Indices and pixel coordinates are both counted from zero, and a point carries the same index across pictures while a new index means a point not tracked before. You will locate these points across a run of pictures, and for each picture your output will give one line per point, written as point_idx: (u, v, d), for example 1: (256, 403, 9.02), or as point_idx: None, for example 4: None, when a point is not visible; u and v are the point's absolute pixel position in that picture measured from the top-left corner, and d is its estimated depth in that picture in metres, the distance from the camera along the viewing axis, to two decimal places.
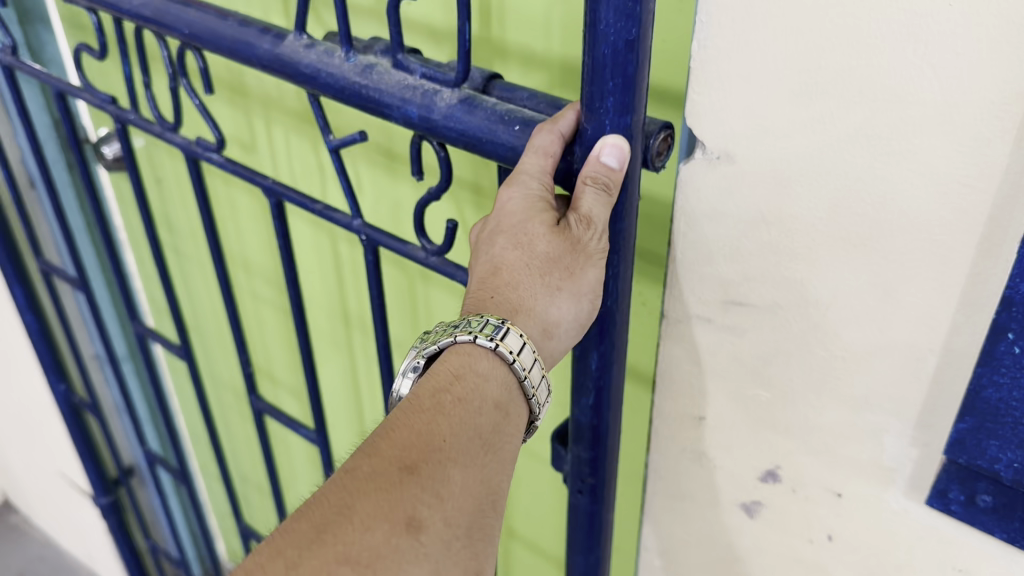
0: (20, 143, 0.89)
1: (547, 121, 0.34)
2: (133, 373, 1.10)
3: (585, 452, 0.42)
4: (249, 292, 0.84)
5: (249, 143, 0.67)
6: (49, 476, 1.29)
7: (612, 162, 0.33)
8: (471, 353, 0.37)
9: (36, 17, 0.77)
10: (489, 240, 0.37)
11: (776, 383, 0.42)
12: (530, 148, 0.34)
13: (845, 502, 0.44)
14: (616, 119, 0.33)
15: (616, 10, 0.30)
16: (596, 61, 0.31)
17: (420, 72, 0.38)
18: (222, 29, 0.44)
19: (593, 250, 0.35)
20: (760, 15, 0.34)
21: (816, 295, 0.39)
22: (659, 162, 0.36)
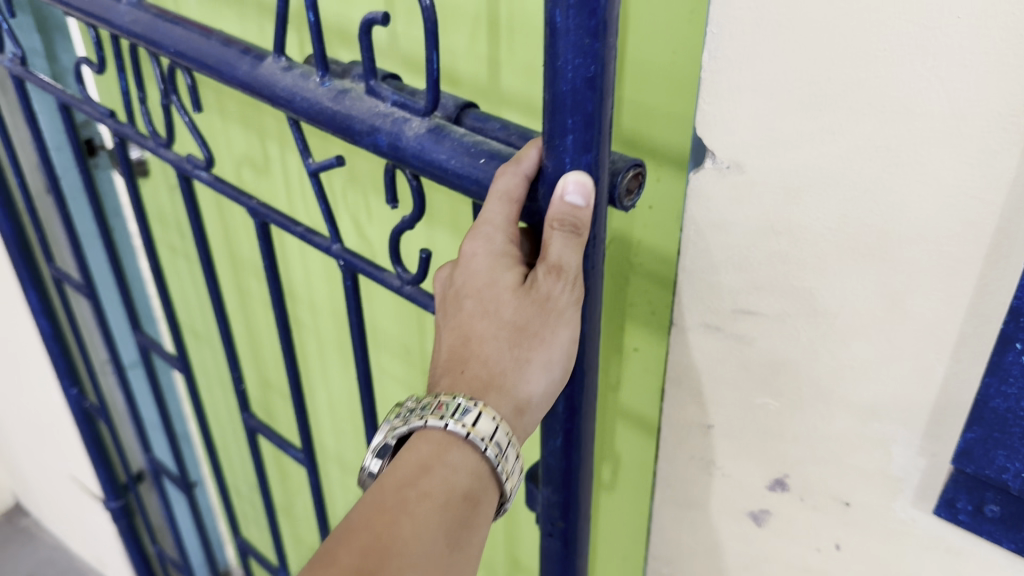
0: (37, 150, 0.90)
1: (508, 162, 0.34)
2: (135, 383, 1.11)
3: (556, 494, 0.41)
4: (260, 301, 0.85)
5: (262, 164, 0.68)
6: (60, 479, 1.30)
7: (577, 200, 0.32)
8: (442, 442, 0.35)
9: (53, 27, 0.79)
10: (461, 308, 0.37)
11: (785, 393, 0.43)
12: (491, 195, 0.33)
13: (852, 511, 0.44)
14: (576, 157, 0.32)
15: (575, 46, 0.29)
16: (555, 97, 0.31)
17: (391, 99, 0.37)
18: (206, 49, 0.44)
19: (563, 316, 0.35)
20: (770, 28, 0.34)
21: (825, 305, 0.39)
22: (628, 201, 0.35)
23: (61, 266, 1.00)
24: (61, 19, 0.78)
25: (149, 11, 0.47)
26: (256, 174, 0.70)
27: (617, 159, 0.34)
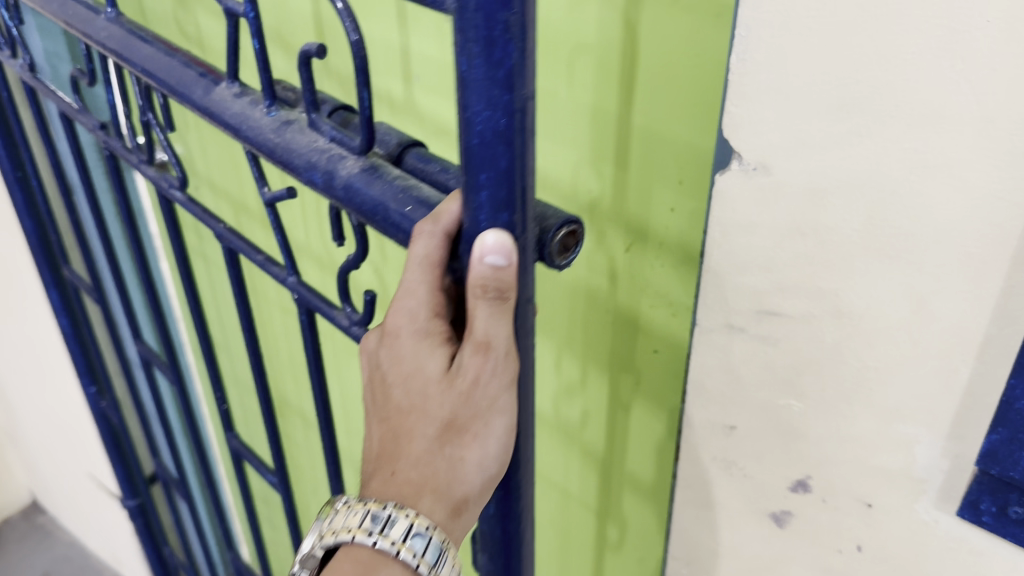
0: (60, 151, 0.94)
1: (428, 217, 0.35)
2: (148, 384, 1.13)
3: (494, 564, 0.43)
4: (277, 304, 0.86)
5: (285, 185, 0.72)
6: (78, 477, 1.31)
7: (500, 264, 0.33)
8: (372, 559, 0.38)
9: None
10: (391, 401, 0.39)
11: (809, 394, 0.43)
12: (413, 267, 0.36)
13: (874, 513, 0.44)
14: (492, 216, 0.33)
15: (485, 97, 0.30)
16: (468, 152, 0.31)
17: (331, 135, 0.39)
18: (167, 69, 0.46)
19: (491, 410, 0.37)
20: (798, 31, 0.35)
21: (850, 306, 0.39)
22: (557, 258, 0.37)
23: (78, 267, 1.02)
24: None
25: (123, 27, 0.51)
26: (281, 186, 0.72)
27: (550, 217, 0.36)
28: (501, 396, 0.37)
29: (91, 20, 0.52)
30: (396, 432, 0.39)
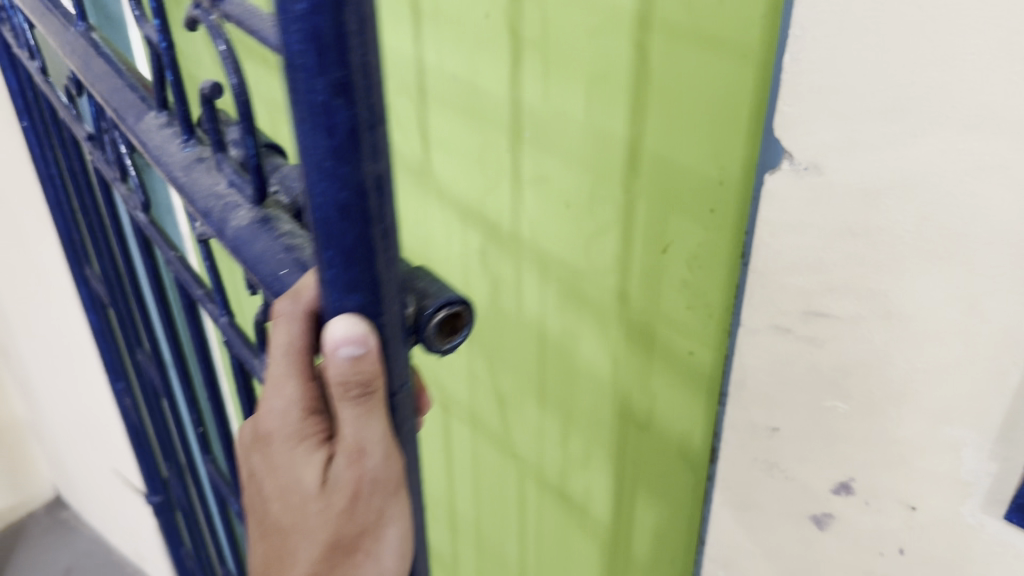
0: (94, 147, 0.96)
1: (288, 298, 0.34)
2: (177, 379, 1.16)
3: None
4: None
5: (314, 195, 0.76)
6: (103, 473, 1.32)
7: (358, 359, 0.31)
8: None
9: None
10: (272, 504, 0.38)
11: (855, 396, 0.43)
12: (277, 364, 0.35)
13: (919, 516, 0.44)
14: (342, 296, 0.30)
15: (318, 168, 0.27)
16: (314, 228, 0.29)
17: (230, 179, 0.41)
18: (113, 91, 0.51)
19: (372, 517, 0.36)
20: (854, 31, 0.35)
21: (899, 308, 0.39)
22: (437, 340, 0.34)
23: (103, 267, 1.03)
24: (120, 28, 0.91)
25: (87, 42, 0.55)
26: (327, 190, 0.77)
27: (429, 295, 0.34)
28: (379, 503, 0.35)
29: (63, 32, 0.58)
30: (279, 539, 0.38)
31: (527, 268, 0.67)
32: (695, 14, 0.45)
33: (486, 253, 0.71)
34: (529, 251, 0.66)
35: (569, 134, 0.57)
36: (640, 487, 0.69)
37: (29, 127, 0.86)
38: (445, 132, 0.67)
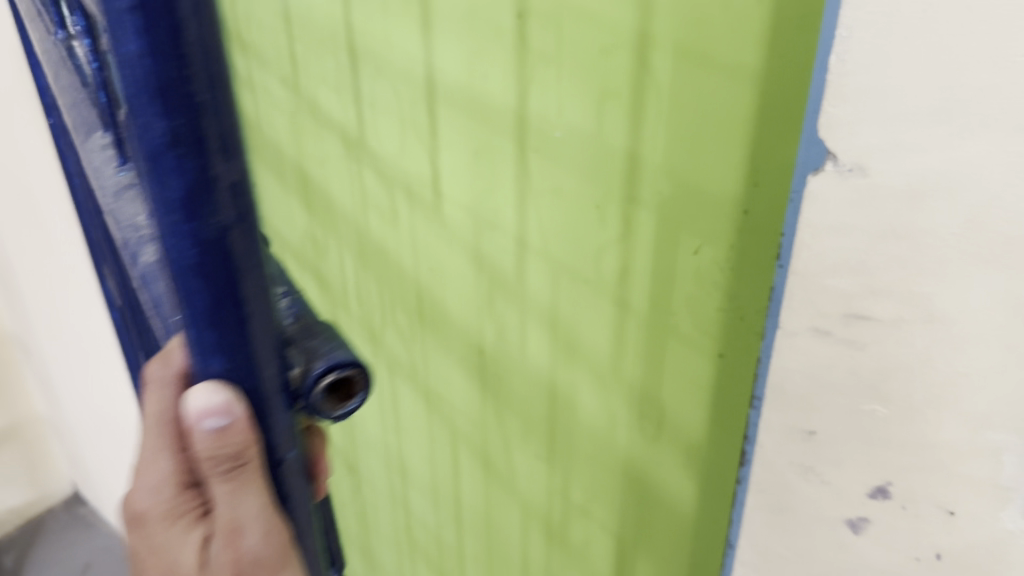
0: None
1: (159, 361, 0.46)
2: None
3: None
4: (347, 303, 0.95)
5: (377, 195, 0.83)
6: (122, 469, 1.33)
7: (218, 426, 0.37)
8: None
9: None
10: (162, 542, 0.50)
11: (895, 399, 0.42)
12: (149, 419, 0.47)
13: (957, 521, 0.43)
14: (204, 359, 0.35)
15: (166, 201, 0.30)
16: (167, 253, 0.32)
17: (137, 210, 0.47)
18: (73, 109, 0.57)
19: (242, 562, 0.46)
20: (903, 32, 0.34)
21: (942, 312, 0.39)
22: (326, 408, 0.39)
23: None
24: None
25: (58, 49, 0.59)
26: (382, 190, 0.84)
27: (320, 355, 0.38)
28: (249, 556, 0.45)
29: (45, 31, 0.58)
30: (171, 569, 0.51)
31: (560, 271, 0.70)
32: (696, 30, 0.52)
33: (518, 259, 0.73)
34: (561, 255, 0.69)
35: (600, 140, 0.61)
36: (667, 492, 0.70)
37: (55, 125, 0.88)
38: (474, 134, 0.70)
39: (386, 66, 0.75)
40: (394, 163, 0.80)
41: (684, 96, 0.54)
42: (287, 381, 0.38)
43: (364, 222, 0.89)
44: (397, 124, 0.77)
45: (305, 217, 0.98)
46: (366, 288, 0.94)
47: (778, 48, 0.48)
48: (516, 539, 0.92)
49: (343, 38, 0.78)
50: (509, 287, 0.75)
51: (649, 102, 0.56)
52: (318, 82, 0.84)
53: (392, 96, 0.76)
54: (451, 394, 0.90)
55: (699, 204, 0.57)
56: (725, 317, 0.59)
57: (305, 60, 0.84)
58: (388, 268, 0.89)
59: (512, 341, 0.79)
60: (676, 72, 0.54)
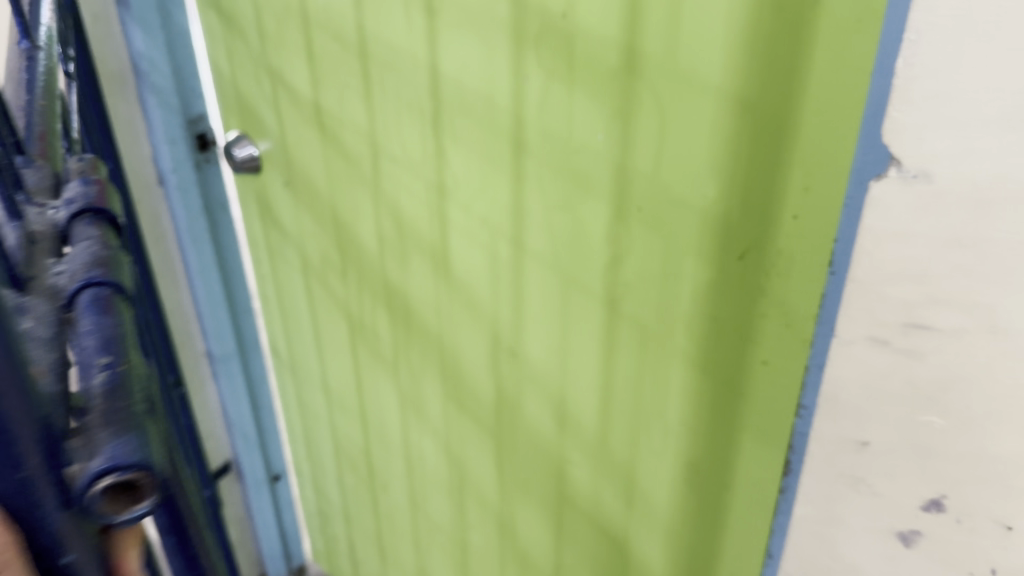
0: (151, 144, 0.97)
1: None
2: (226, 381, 1.16)
3: None
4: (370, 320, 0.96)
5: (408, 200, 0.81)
6: None
7: None
8: None
9: (175, 36, 0.93)
10: None
11: (953, 411, 0.41)
12: None
13: (1014, 536, 0.42)
14: None
15: None
16: None
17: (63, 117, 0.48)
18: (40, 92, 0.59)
19: None
20: (975, 36, 0.34)
21: (1008, 322, 0.38)
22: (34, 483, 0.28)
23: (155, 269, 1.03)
24: (183, 28, 0.94)
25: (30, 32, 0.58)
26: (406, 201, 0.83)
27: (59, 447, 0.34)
28: None
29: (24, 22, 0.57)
30: None
31: (599, 276, 0.69)
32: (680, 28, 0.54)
33: (548, 263, 0.72)
34: (602, 260, 0.68)
35: (643, 150, 0.60)
36: (655, 546, 0.79)
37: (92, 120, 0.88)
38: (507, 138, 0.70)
39: (413, 65, 0.73)
40: (421, 164, 0.79)
41: (732, 101, 0.53)
42: (61, 478, 0.24)
43: (384, 226, 0.87)
44: (425, 124, 0.76)
45: (324, 219, 0.95)
46: (387, 292, 0.92)
47: (830, 54, 0.47)
48: (549, 542, 0.91)
49: (367, 35, 0.76)
50: (516, 330, 0.80)
51: (694, 108, 0.56)
52: (338, 81, 0.82)
53: (420, 96, 0.75)
54: (478, 397, 0.88)
55: (746, 210, 0.56)
56: (771, 324, 0.58)
57: (324, 58, 0.82)
58: (412, 271, 0.87)
59: (550, 345, 0.77)
60: (724, 78, 0.53)
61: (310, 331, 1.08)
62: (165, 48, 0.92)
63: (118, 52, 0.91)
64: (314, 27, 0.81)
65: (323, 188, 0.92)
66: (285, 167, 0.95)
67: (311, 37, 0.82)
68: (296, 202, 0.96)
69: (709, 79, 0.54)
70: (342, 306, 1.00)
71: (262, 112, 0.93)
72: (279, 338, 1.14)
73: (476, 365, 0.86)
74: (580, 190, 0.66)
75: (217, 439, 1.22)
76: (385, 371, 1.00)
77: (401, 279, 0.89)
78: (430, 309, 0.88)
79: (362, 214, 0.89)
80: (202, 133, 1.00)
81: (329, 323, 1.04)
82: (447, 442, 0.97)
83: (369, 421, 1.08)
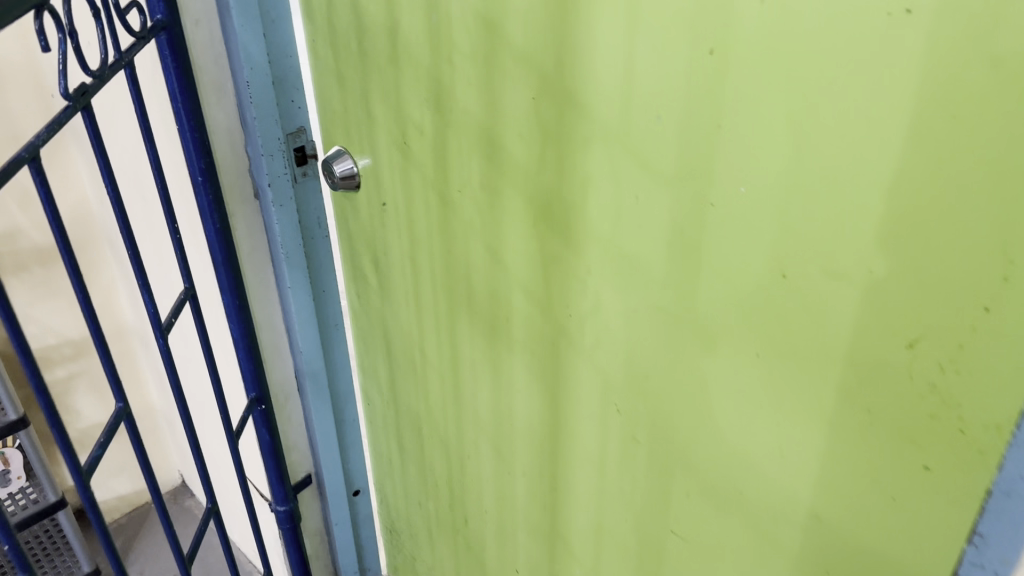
0: (249, 155, 0.93)
1: None
2: (311, 397, 1.11)
3: None
4: (466, 347, 0.90)
5: (516, 224, 0.75)
6: (227, 475, 1.29)
7: None
8: None
9: (280, 45, 0.88)
10: None
11: None
12: None
13: None
14: None
15: None
16: None
17: None
18: None
19: None
20: None
21: None
22: None
23: (245, 282, 0.99)
24: (288, 38, 0.89)
25: None
26: (508, 230, 0.76)
27: None
28: None
29: None
30: None
31: (725, 344, 0.60)
32: (832, 75, 0.46)
33: (662, 318, 0.65)
34: (729, 327, 0.59)
35: (796, 209, 0.51)
36: None
37: (186, 131, 0.84)
38: (627, 185, 0.62)
39: (533, 89, 0.66)
40: (536, 192, 0.71)
41: (917, 165, 0.44)
42: None
43: (493, 252, 0.79)
44: (544, 153, 0.68)
45: (422, 240, 0.88)
46: (492, 320, 0.84)
47: None
48: None
49: (482, 53, 0.69)
50: (581, 399, 0.77)
51: (868, 170, 0.46)
52: (448, 101, 0.75)
53: (537, 123, 0.67)
54: (578, 442, 0.81)
55: (923, 295, 0.46)
56: (941, 428, 0.49)
57: (436, 73, 0.75)
58: (515, 301, 0.80)
59: (657, 404, 0.69)
60: (910, 139, 0.44)
61: (401, 354, 1.02)
62: (266, 57, 0.88)
63: (219, 60, 0.87)
64: (426, 40, 0.74)
65: (424, 203, 0.85)
66: (387, 185, 0.89)
67: (417, 54, 0.76)
68: (400, 221, 0.90)
69: (889, 137, 0.45)
70: (433, 329, 0.94)
71: (364, 126, 0.88)
72: (366, 358, 1.10)
73: (586, 412, 0.78)
74: (713, 253, 0.58)
75: (300, 457, 1.18)
76: (471, 398, 0.94)
77: (504, 308, 0.82)
78: (534, 346, 0.80)
79: (465, 235, 0.81)
80: (302, 146, 0.95)
81: (425, 347, 0.97)
82: (534, 481, 0.90)
83: (457, 448, 1.01)
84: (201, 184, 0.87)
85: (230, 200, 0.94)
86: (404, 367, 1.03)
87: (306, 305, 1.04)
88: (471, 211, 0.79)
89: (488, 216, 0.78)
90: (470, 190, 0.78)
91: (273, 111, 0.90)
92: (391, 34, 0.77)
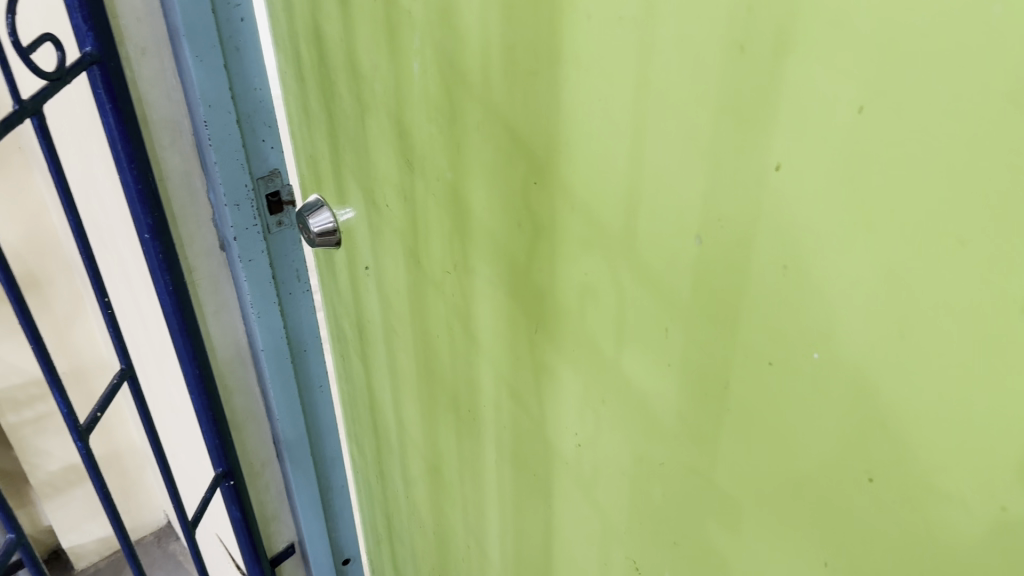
0: (212, 203, 0.79)
1: None
2: (291, 468, 0.98)
3: None
4: (453, 442, 0.76)
5: (508, 327, 0.59)
6: (204, 536, 1.16)
7: None
8: None
9: (247, 78, 0.74)
10: None
11: None
12: None
13: None
14: None
15: None
16: None
17: None
18: None
19: None
20: None
21: None
22: None
23: (210, 346, 0.85)
24: (255, 70, 0.74)
25: None
26: (499, 330, 0.61)
27: None
28: None
29: None
30: None
31: (780, 540, 0.44)
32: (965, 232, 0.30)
33: (687, 482, 0.49)
34: (787, 521, 0.43)
35: (896, 401, 0.35)
36: None
37: (128, 182, 0.70)
38: (644, 313, 0.46)
39: (532, 173, 0.50)
40: (535, 298, 0.55)
41: None
42: None
43: (485, 354, 0.64)
44: (542, 251, 0.53)
45: (404, 317, 0.74)
46: (487, 426, 0.69)
47: None
48: None
49: (464, 117, 0.54)
50: (580, 541, 0.62)
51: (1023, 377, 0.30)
52: (426, 167, 0.60)
53: (534, 214, 0.52)
54: None
55: None
56: None
57: (417, 135, 0.59)
58: (507, 411, 0.65)
59: None
60: None
61: (387, 431, 0.88)
62: (228, 91, 0.73)
63: (172, 95, 0.72)
64: (405, 91, 0.58)
65: (408, 280, 0.70)
66: (367, 248, 0.75)
67: (391, 107, 0.61)
68: (382, 293, 0.75)
69: None
70: (418, 414, 0.80)
71: (340, 177, 0.73)
72: (354, 424, 0.97)
73: (591, 564, 0.62)
74: (766, 425, 0.42)
75: (281, 527, 1.05)
76: (458, 499, 0.79)
77: (495, 415, 0.67)
78: (529, 465, 0.65)
79: (454, 326, 0.66)
80: (276, 192, 0.81)
81: (410, 432, 0.83)
82: None
83: (447, 550, 0.86)
84: (149, 241, 0.73)
85: (189, 256, 0.80)
86: (391, 447, 0.89)
87: (284, 369, 0.90)
88: (456, 301, 0.64)
89: (476, 310, 0.62)
90: (455, 274, 0.63)
91: (240, 154, 0.76)
92: (363, 77, 0.62)
